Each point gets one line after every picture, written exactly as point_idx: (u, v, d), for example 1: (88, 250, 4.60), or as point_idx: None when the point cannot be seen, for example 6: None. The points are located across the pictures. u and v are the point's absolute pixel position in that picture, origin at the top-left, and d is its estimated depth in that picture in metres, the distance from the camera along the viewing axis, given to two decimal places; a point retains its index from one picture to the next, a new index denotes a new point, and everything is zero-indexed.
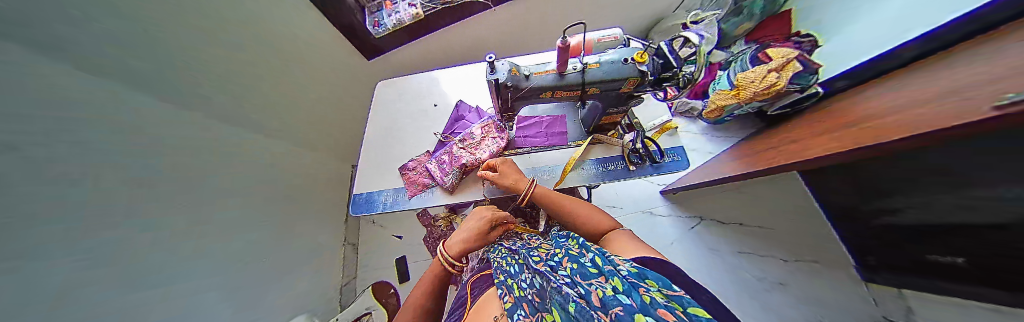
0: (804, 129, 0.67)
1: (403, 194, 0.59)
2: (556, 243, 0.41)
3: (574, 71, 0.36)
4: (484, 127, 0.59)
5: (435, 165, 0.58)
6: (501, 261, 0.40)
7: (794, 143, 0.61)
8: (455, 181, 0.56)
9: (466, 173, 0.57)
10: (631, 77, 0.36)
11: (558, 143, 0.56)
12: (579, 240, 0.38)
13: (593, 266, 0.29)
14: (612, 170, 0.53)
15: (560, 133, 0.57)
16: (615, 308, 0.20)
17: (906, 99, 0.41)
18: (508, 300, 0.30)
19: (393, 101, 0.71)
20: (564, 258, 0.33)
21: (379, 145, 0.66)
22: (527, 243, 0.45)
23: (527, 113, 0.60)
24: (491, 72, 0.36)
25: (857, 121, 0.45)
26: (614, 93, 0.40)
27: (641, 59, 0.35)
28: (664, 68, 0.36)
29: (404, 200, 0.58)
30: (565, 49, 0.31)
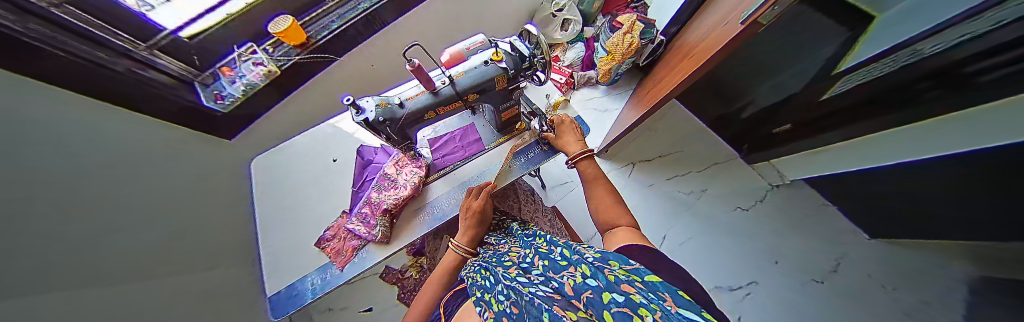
0: (667, 73, 0.89)
1: (334, 265, 0.48)
2: (526, 243, 0.42)
3: (444, 86, 0.37)
4: (398, 161, 0.53)
5: (359, 220, 0.49)
6: (473, 277, 0.38)
7: (667, 83, 0.81)
8: (387, 228, 0.48)
9: (396, 215, 0.50)
10: (498, 75, 0.40)
11: (476, 150, 0.56)
12: (547, 237, 0.39)
13: (563, 259, 0.28)
14: (531, 157, 0.55)
15: (476, 140, 0.58)
16: (584, 292, 0.18)
17: (721, 31, 0.60)
18: (489, 315, 0.27)
19: (281, 172, 0.59)
20: (536, 257, 0.33)
21: (280, 226, 0.53)
22: (498, 251, 0.43)
23: (437, 136, 0.58)
24: (359, 113, 0.33)
25: (698, 56, 0.66)
26: (493, 92, 0.42)
27: (498, 58, 0.39)
28: (520, 61, 0.40)
29: (337, 272, 0.47)
30: (420, 71, 0.32)
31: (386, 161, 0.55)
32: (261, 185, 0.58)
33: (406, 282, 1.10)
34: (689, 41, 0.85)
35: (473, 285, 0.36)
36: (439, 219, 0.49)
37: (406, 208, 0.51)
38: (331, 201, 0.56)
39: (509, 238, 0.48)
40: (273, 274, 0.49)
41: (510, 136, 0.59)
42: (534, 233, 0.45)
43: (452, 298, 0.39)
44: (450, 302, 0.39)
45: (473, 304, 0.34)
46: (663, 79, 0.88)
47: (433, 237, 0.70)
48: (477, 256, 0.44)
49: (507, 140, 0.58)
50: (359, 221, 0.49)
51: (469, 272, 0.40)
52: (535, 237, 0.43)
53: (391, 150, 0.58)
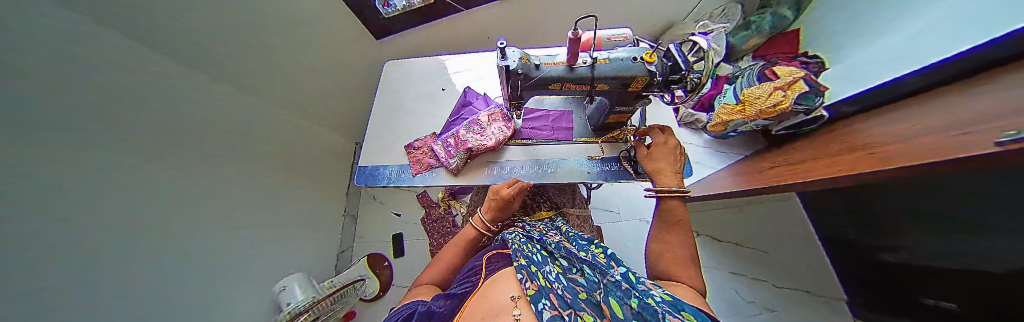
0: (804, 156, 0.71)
1: (411, 170, 0.57)
2: (579, 246, 0.44)
3: (584, 65, 0.36)
4: (489, 114, 0.57)
5: (443, 144, 0.55)
6: (522, 247, 0.45)
7: (800, 168, 0.65)
8: (462, 163, 0.53)
9: (472, 157, 0.54)
10: (638, 77, 0.37)
11: (562, 138, 0.55)
12: (606, 251, 0.40)
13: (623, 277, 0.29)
14: (610, 170, 0.52)
15: (567, 128, 0.57)
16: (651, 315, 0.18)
17: (908, 128, 0.45)
18: (530, 287, 0.33)
19: (402, 80, 0.72)
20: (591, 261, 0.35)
21: (385, 122, 0.65)
22: (547, 241, 0.48)
23: (532, 108, 0.60)
24: (502, 59, 0.36)
25: (871, 145, 0.50)
26: (622, 90, 0.39)
27: (650, 59, 0.36)
28: (672, 71, 0.36)
29: (411, 177, 0.56)
30: (575, 42, 0.32)
31: (482, 110, 0.60)
32: (385, 82, 0.71)
33: (434, 214, 1.29)
34: (861, 129, 0.64)
35: (520, 254, 0.43)
36: (500, 180, 0.52)
37: (482, 157, 0.56)
38: (425, 121, 0.64)
39: (558, 234, 0.53)
40: (366, 154, 0.61)
41: (603, 141, 0.56)
42: (588, 240, 0.48)
43: (494, 260, 0.46)
44: (491, 264, 0.45)
45: (513, 271, 0.40)
46: (800, 161, 0.71)
47: (481, 192, 0.75)
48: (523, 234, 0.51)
49: (597, 141, 0.55)
50: (442, 147, 0.55)
51: (516, 242, 0.47)
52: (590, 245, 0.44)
53: (491, 101, 0.63)
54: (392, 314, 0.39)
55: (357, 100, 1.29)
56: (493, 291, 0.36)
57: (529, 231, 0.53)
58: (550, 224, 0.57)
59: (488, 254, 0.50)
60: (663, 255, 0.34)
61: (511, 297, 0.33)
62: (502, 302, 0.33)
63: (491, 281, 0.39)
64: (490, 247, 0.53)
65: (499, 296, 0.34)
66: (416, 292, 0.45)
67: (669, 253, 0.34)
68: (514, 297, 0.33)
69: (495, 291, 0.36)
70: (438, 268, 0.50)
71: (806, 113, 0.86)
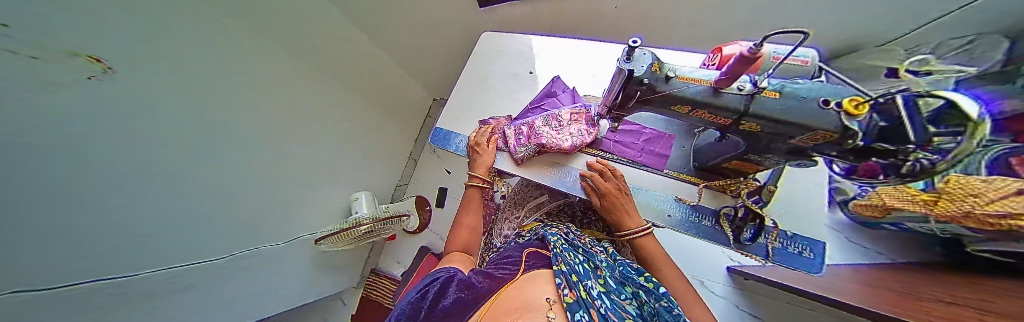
0: (1007, 289, 0.46)
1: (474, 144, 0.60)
2: (627, 275, 0.40)
3: (737, 92, 0.28)
4: (574, 113, 0.53)
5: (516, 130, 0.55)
6: (563, 252, 0.44)
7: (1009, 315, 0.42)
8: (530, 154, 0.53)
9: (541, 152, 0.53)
10: (821, 131, 0.26)
11: (650, 163, 0.50)
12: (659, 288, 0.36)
13: None
14: (702, 225, 0.44)
15: (662, 154, 0.50)
16: None
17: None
18: (568, 294, 0.32)
19: (494, 56, 0.76)
20: None
21: (469, 93, 0.71)
22: (593, 256, 0.45)
23: (627, 120, 0.55)
24: (626, 61, 0.29)
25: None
26: (777, 139, 0.30)
27: (857, 110, 0.24)
28: (884, 138, 0.26)
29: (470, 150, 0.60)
30: (748, 60, 0.23)
31: (563, 105, 0.57)
32: (478, 55, 0.77)
33: None
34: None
35: (559, 259, 0.41)
36: (567, 189, 0.51)
37: (551, 154, 0.54)
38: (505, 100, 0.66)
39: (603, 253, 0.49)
40: (445, 118, 0.69)
41: (706, 184, 0.47)
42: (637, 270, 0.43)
43: (532, 258, 0.45)
44: (528, 260, 0.44)
45: (551, 274, 0.39)
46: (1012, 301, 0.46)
47: (531, 185, 0.73)
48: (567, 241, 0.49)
49: (698, 184, 0.47)
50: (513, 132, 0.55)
51: (556, 245, 0.46)
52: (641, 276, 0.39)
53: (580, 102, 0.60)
54: (427, 278, 0.41)
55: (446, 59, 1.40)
56: (526, 285, 0.36)
57: (572, 238, 0.51)
58: (597, 243, 0.53)
59: (527, 249, 0.49)
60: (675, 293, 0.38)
61: (546, 298, 0.33)
62: (537, 299, 0.32)
63: (526, 275, 0.39)
64: (526, 242, 0.53)
65: (533, 293, 0.34)
66: (448, 258, 0.46)
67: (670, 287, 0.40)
68: (547, 299, 0.32)
69: (531, 286, 0.35)
70: (465, 235, 0.50)
71: None
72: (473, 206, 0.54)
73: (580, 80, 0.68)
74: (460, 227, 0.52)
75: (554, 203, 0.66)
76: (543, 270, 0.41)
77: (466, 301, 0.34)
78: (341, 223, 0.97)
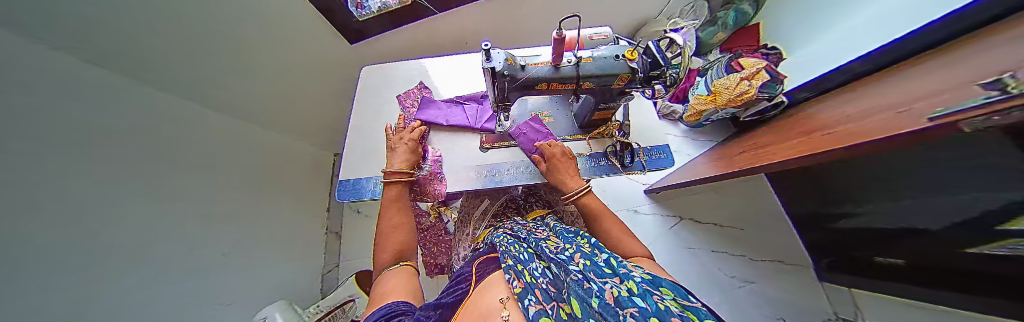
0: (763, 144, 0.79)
1: (369, 179, 0.60)
2: (566, 239, 0.46)
3: (568, 65, 0.37)
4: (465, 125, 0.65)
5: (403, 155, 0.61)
6: (509, 248, 0.46)
7: (768, 151, 0.69)
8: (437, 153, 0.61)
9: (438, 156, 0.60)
10: (622, 74, 0.39)
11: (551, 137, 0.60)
12: (590, 240, 0.42)
13: (607, 268, 0.33)
14: (600, 165, 0.56)
15: (555, 126, 0.61)
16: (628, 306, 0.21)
17: (853, 109, 0.51)
18: (517, 285, 0.35)
19: (381, 86, 0.73)
20: (576, 255, 0.38)
21: (365, 132, 0.66)
22: (540, 235, 0.50)
23: (519, 107, 0.63)
24: (487, 61, 0.35)
25: (829, 126, 0.55)
26: (606, 88, 0.41)
27: (631, 57, 0.38)
28: (653, 68, 0.39)
29: (365, 188, 0.59)
30: (558, 42, 0.32)
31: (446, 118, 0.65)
32: (363, 89, 0.72)
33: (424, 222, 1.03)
34: (815, 114, 0.72)
35: (507, 255, 0.44)
36: (495, 184, 0.57)
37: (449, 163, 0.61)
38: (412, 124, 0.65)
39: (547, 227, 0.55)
40: (348, 168, 0.62)
41: (590, 137, 0.59)
42: (574, 231, 0.50)
43: (484, 265, 0.46)
44: (482, 268, 0.45)
45: (502, 274, 0.41)
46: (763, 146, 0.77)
47: (472, 197, 0.73)
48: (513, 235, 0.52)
49: (586, 138, 0.59)
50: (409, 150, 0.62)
51: (504, 244, 0.48)
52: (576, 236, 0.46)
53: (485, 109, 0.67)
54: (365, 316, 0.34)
55: (330, 108, 1.26)
56: (480, 296, 0.37)
57: (517, 230, 0.54)
58: (540, 221, 0.58)
59: (480, 258, 0.50)
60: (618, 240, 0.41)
61: (499, 299, 0.34)
62: (493, 306, 0.33)
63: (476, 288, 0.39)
64: (479, 253, 0.53)
65: (489, 301, 0.34)
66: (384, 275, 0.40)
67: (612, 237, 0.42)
68: (502, 297, 0.34)
69: (486, 294, 0.36)
70: (394, 234, 0.46)
71: (769, 100, 0.97)
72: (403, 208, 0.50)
73: (473, 87, 0.74)
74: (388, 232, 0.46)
75: (496, 205, 0.68)
76: (494, 272, 0.42)
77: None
78: None
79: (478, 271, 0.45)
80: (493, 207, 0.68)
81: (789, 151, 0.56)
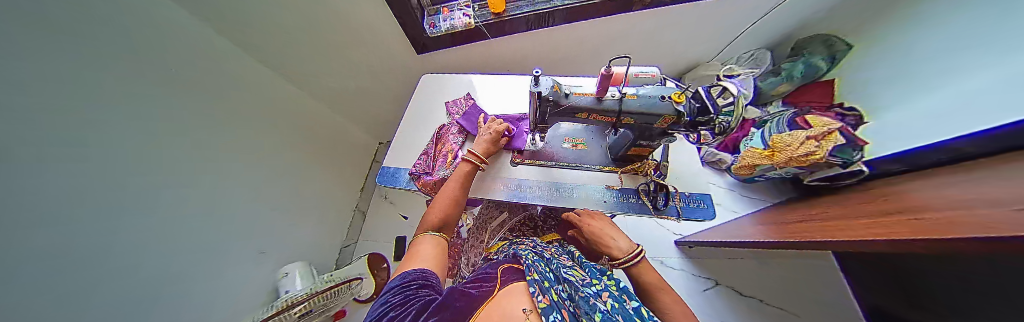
0: (845, 213, 0.66)
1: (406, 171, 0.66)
2: (592, 270, 0.44)
3: (611, 99, 0.39)
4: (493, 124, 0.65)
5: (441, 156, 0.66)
6: (534, 264, 0.46)
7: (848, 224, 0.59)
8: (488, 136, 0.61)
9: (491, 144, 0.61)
10: (666, 115, 0.38)
11: (583, 165, 0.60)
12: (617, 280, 0.40)
13: (640, 314, 0.30)
14: (629, 202, 0.54)
15: (589, 155, 0.61)
16: None
17: (971, 200, 0.41)
18: (542, 300, 0.34)
19: (435, 92, 0.83)
20: (605, 290, 0.36)
21: (414, 129, 0.75)
22: (566, 262, 0.48)
23: (554, 129, 0.65)
24: (535, 85, 0.38)
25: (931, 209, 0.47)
26: (648, 126, 0.41)
27: (678, 99, 0.38)
28: (700, 113, 0.38)
29: (401, 178, 0.65)
30: (606, 77, 0.34)
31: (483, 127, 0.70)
32: (420, 92, 0.83)
33: None
34: (907, 195, 0.59)
35: (532, 269, 0.43)
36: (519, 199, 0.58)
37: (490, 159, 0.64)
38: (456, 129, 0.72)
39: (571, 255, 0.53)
40: (392, 157, 0.69)
41: (622, 171, 0.58)
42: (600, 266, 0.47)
43: (508, 273, 0.45)
44: (505, 274, 0.45)
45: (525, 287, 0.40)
46: (843, 216, 0.65)
47: (494, 206, 0.74)
48: (539, 253, 0.52)
49: (618, 171, 0.58)
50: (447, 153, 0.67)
51: (528, 258, 0.48)
52: (603, 270, 0.43)
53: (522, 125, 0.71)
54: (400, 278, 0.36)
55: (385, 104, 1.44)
56: (499, 299, 0.36)
57: (539, 250, 0.53)
58: (561, 248, 0.56)
59: (501, 266, 0.49)
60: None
61: (523, 309, 0.33)
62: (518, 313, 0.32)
63: (497, 291, 0.39)
64: (497, 262, 0.53)
65: (514, 305, 0.34)
66: (420, 240, 0.43)
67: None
68: (524, 308, 0.33)
69: (509, 300, 0.35)
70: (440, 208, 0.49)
71: (842, 166, 0.85)
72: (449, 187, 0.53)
73: (515, 105, 0.80)
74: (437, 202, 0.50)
75: (515, 219, 0.68)
76: (515, 282, 0.42)
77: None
78: (263, 310, 0.75)
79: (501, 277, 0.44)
80: (513, 220, 0.69)
81: (877, 231, 0.47)
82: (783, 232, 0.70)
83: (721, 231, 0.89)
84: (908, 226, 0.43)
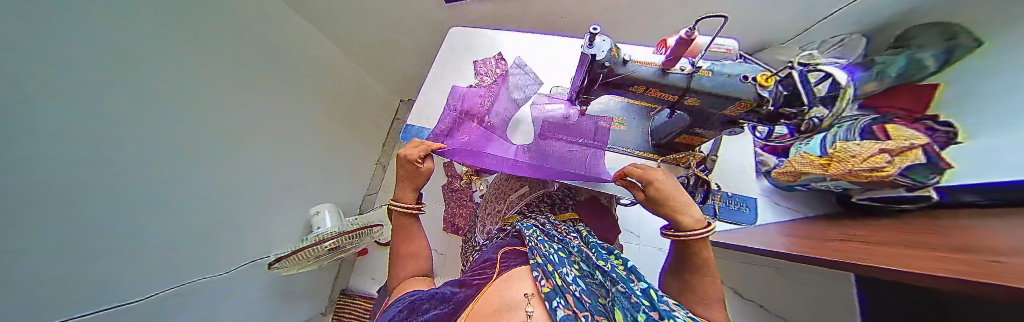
0: (892, 240, 0.61)
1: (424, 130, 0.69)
2: (600, 255, 0.45)
3: (680, 72, 0.36)
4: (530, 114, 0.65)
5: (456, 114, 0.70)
6: (538, 245, 0.49)
7: (882, 253, 0.53)
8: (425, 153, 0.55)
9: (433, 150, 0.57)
10: (744, 100, 0.37)
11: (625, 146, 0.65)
12: (626, 263, 0.41)
13: (645, 298, 0.31)
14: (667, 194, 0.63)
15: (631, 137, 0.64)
16: None
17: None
18: (544, 285, 0.38)
19: (457, 45, 0.83)
20: (611, 276, 0.37)
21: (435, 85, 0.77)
22: (574, 243, 0.50)
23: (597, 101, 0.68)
24: (589, 46, 0.32)
25: (1008, 254, 0.40)
26: (721, 108, 0.40)
27: (766, 82, 0.36)
28: (790, 102, 0.37)
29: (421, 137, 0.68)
30: (686, 44, 0.28)
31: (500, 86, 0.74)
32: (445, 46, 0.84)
33: (455, 183, 1.21)
34: (964, 235, 0.53)
35: (536, 251, 0.47)
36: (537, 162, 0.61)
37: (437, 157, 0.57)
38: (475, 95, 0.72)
39: (578, 236, 0.54)
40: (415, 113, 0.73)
41: (662, 159, 0.63)
42: (609, 248, 0.49)
43: (511, 256, 0.51)
44: (507, 257, 0.51)
45: (529, 270, 0.45)
46: (876, 243, 0.61)
47: (513, 178, 0.73)
48: (543, 229, 0.55)
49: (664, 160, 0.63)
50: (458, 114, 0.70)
51: (532, 239, 0.51)
52: (611, 255, 0.45)
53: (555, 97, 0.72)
54: (399, 299, 0.43)
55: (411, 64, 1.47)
56: (497, 287, 0.42)
57: (547, 228, 0.55)
58: (572, 227, 0.57)
59: (503, 248, 0.54)
60: (694, 292, 0.36)
61: (526, 294, 0.38)
62: (518, 301, 0.37)
63: (495, 280, 0.45)
64: (503, 238, 0.58)
65: (515, 295, 0.39)
66: (404, 284, 0.48)
67: (694, 292, 0.36)
68: (525, 294, 0.38)
69: (514, 286, 0.41)
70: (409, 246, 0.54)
71: (908, 189, 0.75)
72: (411, 231, 0.56)
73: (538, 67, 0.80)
74: (411, 237, 0.55)
75: (535, 193, 0.67)
76: (519, 266, 0.47)
77: (447, 309, 0.39)
78: (304, 241, 0.90)
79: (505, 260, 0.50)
80: (534, 193, 0.67)
81: (913, 263, 0.44)
82: (811, 249, 0.64)
83: (758, 236, 0.83)
84: (967, 262, 0.40)
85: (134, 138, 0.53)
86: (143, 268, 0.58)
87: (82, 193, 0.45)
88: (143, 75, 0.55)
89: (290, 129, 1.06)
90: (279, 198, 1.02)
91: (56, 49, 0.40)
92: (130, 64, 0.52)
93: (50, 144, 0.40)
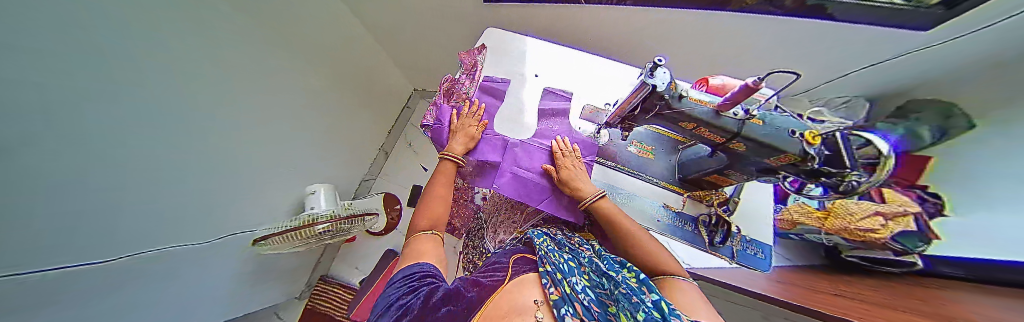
0: (875, 298, 0.64)
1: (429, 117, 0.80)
2: (611, 267, 0.45)
3: (733, 116, 0.41)
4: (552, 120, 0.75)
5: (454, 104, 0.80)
6: (550, 251, 0.50)
7: (867, 309, 0.56)
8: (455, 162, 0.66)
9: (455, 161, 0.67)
10: (791, 153, 0.41)
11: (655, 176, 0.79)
12: (639, 276, 0.41)
13: (657, 313, 0.30)
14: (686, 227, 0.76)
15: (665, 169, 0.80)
16: None
17: None
18: (554, 292, 0.38)
19: (492, 48, 0.91)
20: (622, 286, 0.37)
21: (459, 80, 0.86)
22: (586, 252, 0.52)
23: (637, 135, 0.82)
24: (651, 77, 0.37)
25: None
26: (766, 154, 0.44)
27: (813, 140, 0.39)
28: (829, 160, 0.40)
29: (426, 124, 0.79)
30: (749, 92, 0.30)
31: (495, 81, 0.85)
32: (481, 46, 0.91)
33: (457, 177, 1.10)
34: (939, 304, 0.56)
35: (546, 258, 0.47)
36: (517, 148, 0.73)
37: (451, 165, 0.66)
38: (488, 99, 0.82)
39: (590, 250, 0.54)
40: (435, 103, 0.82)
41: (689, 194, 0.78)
42: (621, 262, 0.48)
43: (520, 263, 0.51)
44: (517, 264, 0.51)
45: (536, 277, 0.45)
46: (859, 298, 0.65)
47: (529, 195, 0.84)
48: (555, 240, 0.56)
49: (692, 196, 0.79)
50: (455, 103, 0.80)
51: (543, 247, 0.51)
52: (624, 268, 0.45)
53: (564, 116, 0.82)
54: (409, 268, 0.48)
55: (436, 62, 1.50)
56: (504, 295, 0.42)
57: (560, 239, 0.56)
58: (585, 241, 0.59)
59: (514, 255, 0.55)
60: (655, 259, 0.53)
61: (534, 301, 0.39)
62: (524, 310, 0.37)
63: (504, 286, 0.45)
64: (514, 248, 0.60)
65: (520, 303, 0.39)
66: (420, 238, 0.56)
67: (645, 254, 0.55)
68: (535, 300, 0.39)
69: (523, 290, 0.42)
70: (438, 204, 0.61)
71: (897, 251, 0.79)
72: (443, 181, 0.65)
73: (565, 85, 0.88)
74: (432, 199, 0.62)
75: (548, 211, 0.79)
76: (528, 272, 0.47)
77: (459, 307, 0.40)
78: (289, 221, 0.85)
79: (513, 266, 0.50)
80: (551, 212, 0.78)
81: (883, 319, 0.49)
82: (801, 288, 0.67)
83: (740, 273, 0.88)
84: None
85: (160, 119, 0.55)
86: (137, 243, 0.58)
87: (107, 172, 0.47)
88: (179, 57, 0.56)
89: (294, 111, 1.05)
90: (273, 181, 1.02)
91: (113, 35, 0.42)
92: (168, 47, 0.52)
93: (88, 108, 0.40)
